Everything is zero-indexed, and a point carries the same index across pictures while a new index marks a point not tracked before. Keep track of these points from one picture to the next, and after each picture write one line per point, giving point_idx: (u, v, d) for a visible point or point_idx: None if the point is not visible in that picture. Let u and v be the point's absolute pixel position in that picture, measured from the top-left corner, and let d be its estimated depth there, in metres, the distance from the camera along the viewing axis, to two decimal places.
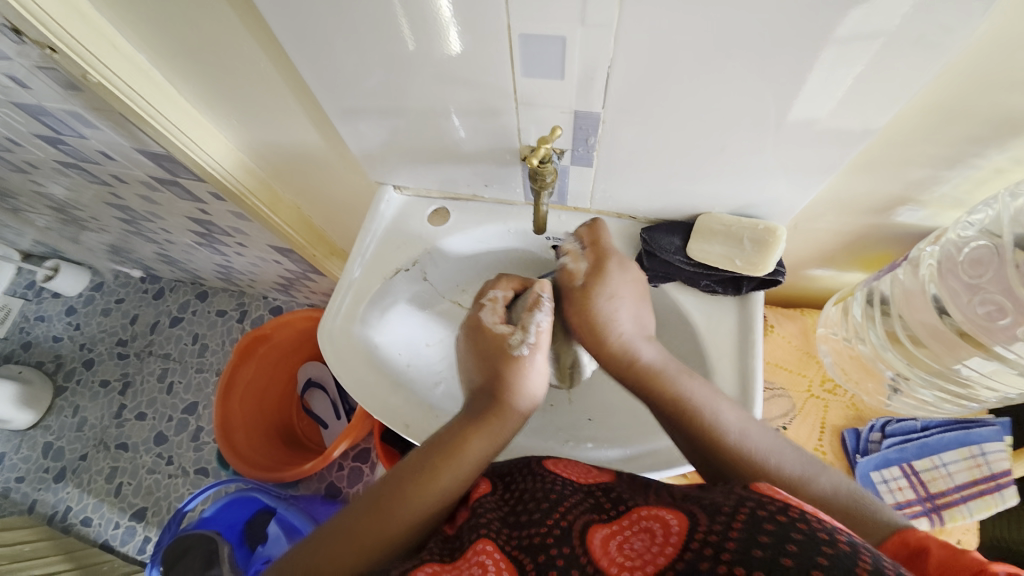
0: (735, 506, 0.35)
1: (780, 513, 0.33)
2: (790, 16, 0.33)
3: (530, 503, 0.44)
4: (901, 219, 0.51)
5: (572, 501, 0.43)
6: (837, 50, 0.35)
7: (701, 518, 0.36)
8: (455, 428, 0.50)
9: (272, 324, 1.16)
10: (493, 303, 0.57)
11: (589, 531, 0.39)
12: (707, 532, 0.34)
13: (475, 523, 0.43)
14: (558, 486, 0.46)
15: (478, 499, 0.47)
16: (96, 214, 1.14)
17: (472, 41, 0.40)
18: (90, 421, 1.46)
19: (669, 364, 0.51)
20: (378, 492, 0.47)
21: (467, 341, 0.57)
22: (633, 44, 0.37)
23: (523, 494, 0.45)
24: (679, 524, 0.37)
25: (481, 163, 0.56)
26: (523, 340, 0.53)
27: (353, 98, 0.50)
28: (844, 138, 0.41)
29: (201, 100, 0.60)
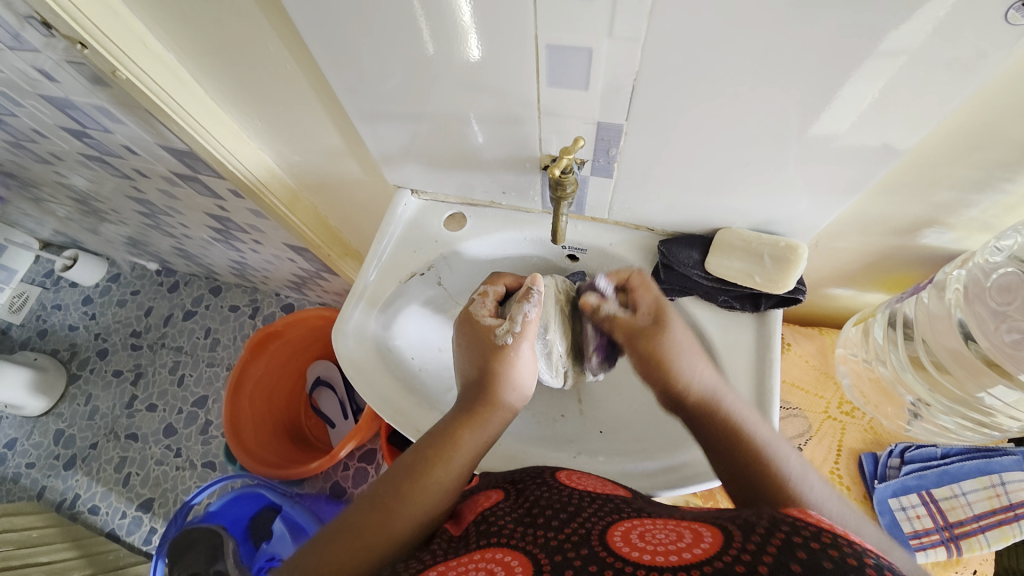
0: (769, 527, 0.34)
1: (813, 538, 0.32)
2: (821, 33, 0.33)
3: (547, 509, 0.43)
4: (926, 241, 0.50)
5: (590, 509, 0.42)
6: (867, 68, 0.34)
7: (734, 534, 0.35)
8: (447, 423, 0.49)
9: (285, 321, 1.17)
10: (483, 297, 0.57)
11: (613, 532, 0.39)
12: (743, 543, 0.33)
13: (488, 530, 0.43)
14: (573, 497, 0.45)
15: (490, 507, 0.47)
16: (116, 206, 1.16)
17: (497, 49, 0.40)
18: (101, 410, 1.48)
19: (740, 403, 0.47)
20: (375, 492, 0.46)
21: (460, 335, 0.56)
22: (659, 57, 0.37)
23: (539, 500, 0.45)
24: (710, 538, 0.35)
25: (500, 171, 0.56)
26: (508, 329, 0.52)
27: (375, 102, 0.50)
28: (872, 158, 0.40)
29: (225, 98, 0.61)
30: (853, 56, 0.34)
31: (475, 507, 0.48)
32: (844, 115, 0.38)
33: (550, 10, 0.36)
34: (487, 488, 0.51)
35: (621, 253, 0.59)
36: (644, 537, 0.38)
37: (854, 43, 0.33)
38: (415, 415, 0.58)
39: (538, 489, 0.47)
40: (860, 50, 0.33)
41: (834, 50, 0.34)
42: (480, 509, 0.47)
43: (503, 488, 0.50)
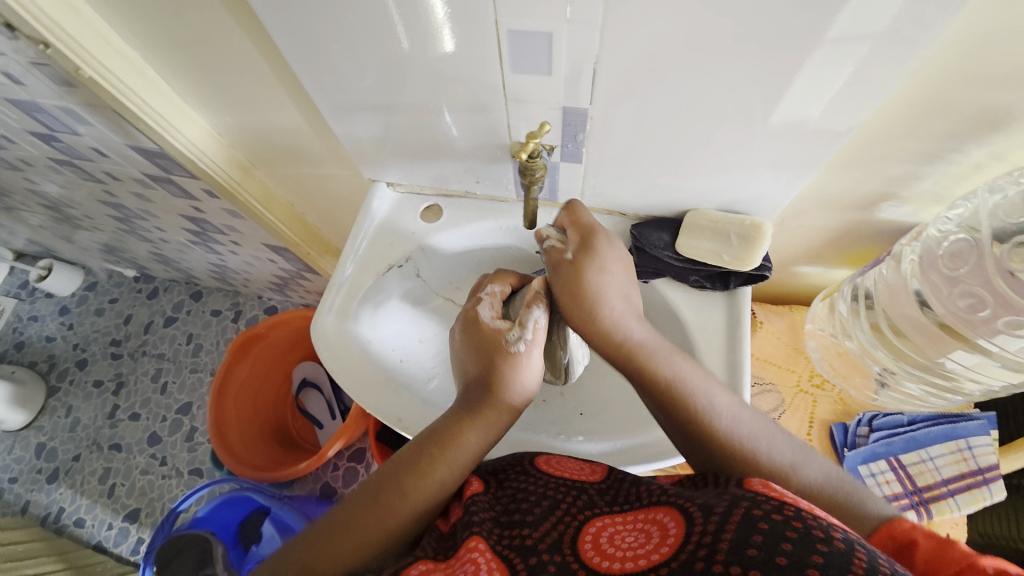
0: (728, 506, 0.36)
1: (775, 513, 0.34)
2: (769, 13, 0.34)
3: (524, 503, 0.44)
4: (884, 215, 0.51)
5: (567, 501, 0.44)
6: (816, 48, 0.36)
7: (697, 515, 0.36)
8: (452, 419, 0.49)
9: (267, 323, 1.16)
10: (491, 297, 0.56)
11: (584, 537, 0.40)
12: (704, 528, 0.35)
13: (468, 521, 0.43)
14: (551, 486, 0.46)
15: (470, 497, 0.46)
16: (90, 212, 1.14)
17: (461, 38, 0.41)
18: (83, 421, 1.46)
19: (660, 345, 0.49)
20: (369, 487, 0.47)
21: (463, 337, 0.54)
22: (619, 41, 0.38)
23: (516, 493, 0.46)
24: (675, 524, 0.37)
25: (472, 161, 0.56)
26: (519, 336, 0.51)
27: (344, 95, 0.50)
28: (828, 136, 0.42)
29: (194, 96, 0.60)
30: (802, 34, 0.35)
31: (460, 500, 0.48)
32: (793, 100, 0.40)
33: None
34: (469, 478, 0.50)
35: None
36: (613, 542, 0.39)
37: (802, 23, 0.34)
38: (398, 405, 0.58)
39: (518, 479, 0.48)
40: (807, 29, 0.34)
41: (782, 31, 0.35)
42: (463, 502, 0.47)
43: (483, 480, 0.50)
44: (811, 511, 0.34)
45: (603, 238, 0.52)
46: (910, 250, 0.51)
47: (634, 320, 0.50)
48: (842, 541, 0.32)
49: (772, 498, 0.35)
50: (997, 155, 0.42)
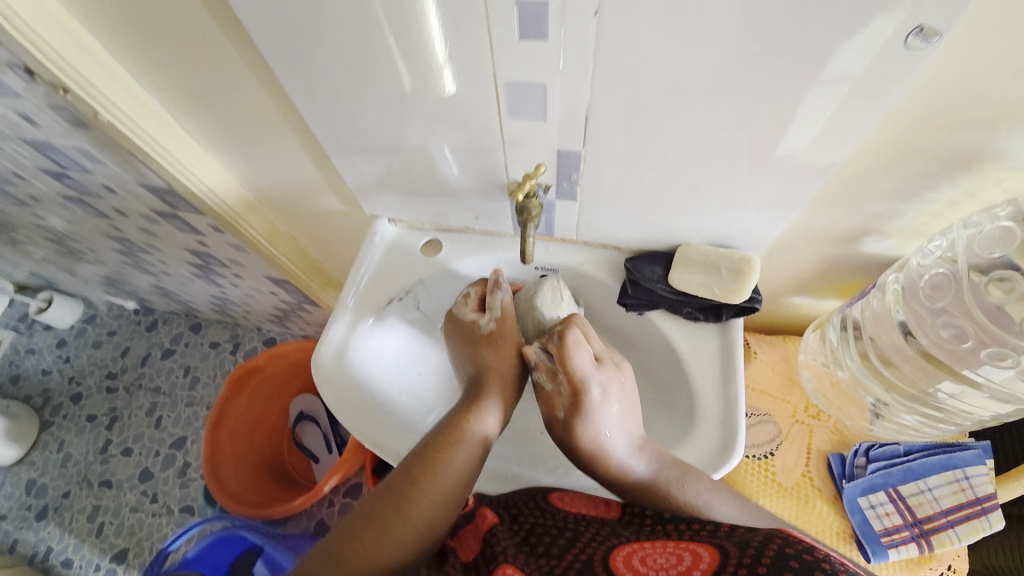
0: (763, 541, 0.37)
1: (807, 552, 0.34)
2: (745, 63, 0.37)
3: (543, 537, 0.48)
4: (867, 249, 0.53)
5: (586, 534, 0.48)
6: (793, 95, 0.38)
7: (732, 548, 0.37)
8: (454, 413, 0.54)
9: (266, 354, 1.16)
10: (466, 298, 0.61)
11: (614, 556, 0.43)
12: (742, 557, 0.36)
13: (493, 553, 0.46)
14: (566, 522, 0.50)
15: (490, 530, 0.50)
16: (95, 246, 1.16)
17: (463, 86, 0.44)
18: (74, 456, 1.43)
19: (663, 471, 0.51)
20: (389, 488, 0.49)
21: (450, 333, 0.62)
22: (608, 90, 0.40)
23: (534, 527, 0.49)
24: (710, 556, 0.38)
25: (471, 199, 0.59)
26: (490, 320, 0.59)
27: (351, 137, 0.53)
28: (811, 173, 0.44)
29: (206, 139, 0.63)
30: (779, 83, 0.38)
31: (476, 531, 0.51)
32: (775, 144, 0.42)
33: (505, 50, 0.39)
34: (482, 509, 0.54)
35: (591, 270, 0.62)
36: (645, 562, 0.41)
37: (778, 73, 0.37)
38: (397, 438, 0.58)
39: (530, 511, 0.52)
40: (784, 76, 0.37)
41: (760, 83, 0.38)
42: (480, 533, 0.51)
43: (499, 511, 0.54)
44: (841, 559, 0.35)
45: (578, 334, 0.51)
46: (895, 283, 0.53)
47: (637, 457, 0.51)
48: (849, 573, 0.34)
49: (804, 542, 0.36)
50: (971, 193, 0.44)
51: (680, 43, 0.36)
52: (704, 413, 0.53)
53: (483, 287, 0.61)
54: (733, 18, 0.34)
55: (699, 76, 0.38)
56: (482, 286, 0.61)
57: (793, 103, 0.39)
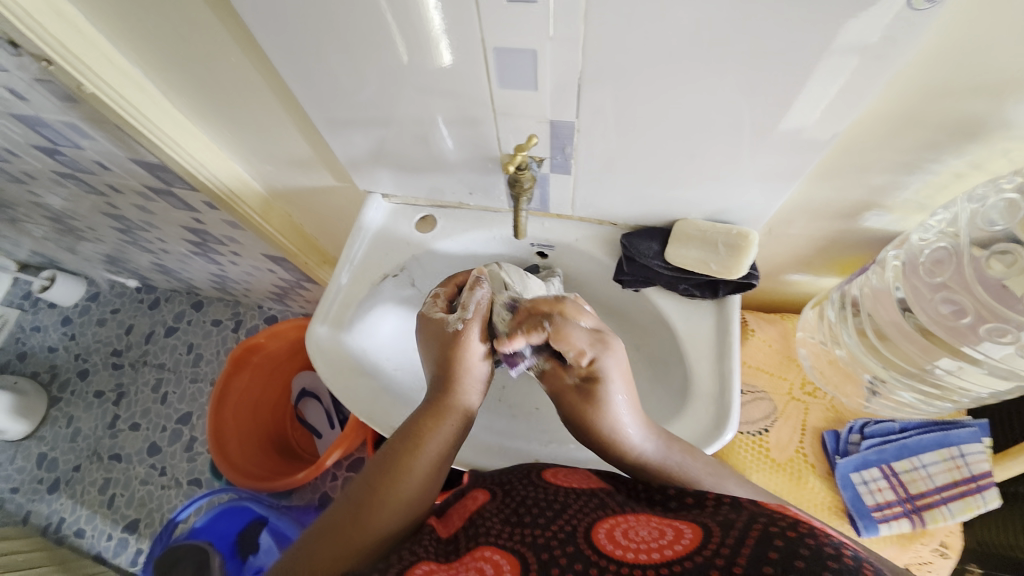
0: (746, 523, 0.36)
1: (790, 530, 0.34)
2: (745, 26, 0.35)
3: (534, 508, 0.44)
4: (868, 224, 0.52)
5: (576, 505, 0.44)
6: (800, 59, 0.36)
7: (714, 531, 0.37)
8: (419, 414, 0.52)
9: (265, 333, 1.18)
10: (434, 299, 0.57)
11: (598, 529, 0.40)
12: (720, 546, 0.34)
13: (475, 532, 0.44)
14: (559, 495, 0.46)
15: (478, 509, 0.47)
16: (93, 224, 1.16)
17: (450, 53, 0.41)
18: (83, 431, 1.46)
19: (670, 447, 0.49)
20: (357, 492, 0.48)
21: (420, 336, 0.57)
22: (601, 57, 0.38)
23: (524, 500, 0.45)
24: (692, 534, 0.37)
25: (465, 172, 0.57)
26: (461, 316, 0.54)
27: (340, 110, 0.52)
28: (811, 146, 0.43)
29: (196, 112, 0.62)
30: (783, 49, 0.36)
31: (463, 511, 0.48)
32: (775, 115, 0.41)
33: (496, 15, 0.37)
34: (474, 489, 0.51)
35: (588, 247, 0.61)
36: (626, 535, 0.39)
37: (784, 32, 0.35)
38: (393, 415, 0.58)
39: (526, 490, 0.48)
40: (792, 36, 0.35)
41: (769, 47, 0.36)
42: (468, 515, 0.47)
43: (489, 488, 0.50)
44: (821, 530, 0.35)
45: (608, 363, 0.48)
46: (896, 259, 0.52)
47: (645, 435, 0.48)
48: (850, 558, 0.32)
49: (786, 517, 0.36)
50: (978, 164, 0.42)
51: (679, 5, 0.34)
52: (699, 390, 0.53)
53: (453, 288, 0.58)
54: None
55: (698, 42, 0.36)
56: (451, 287, 0.58)
57: (806, 68, 0.37)
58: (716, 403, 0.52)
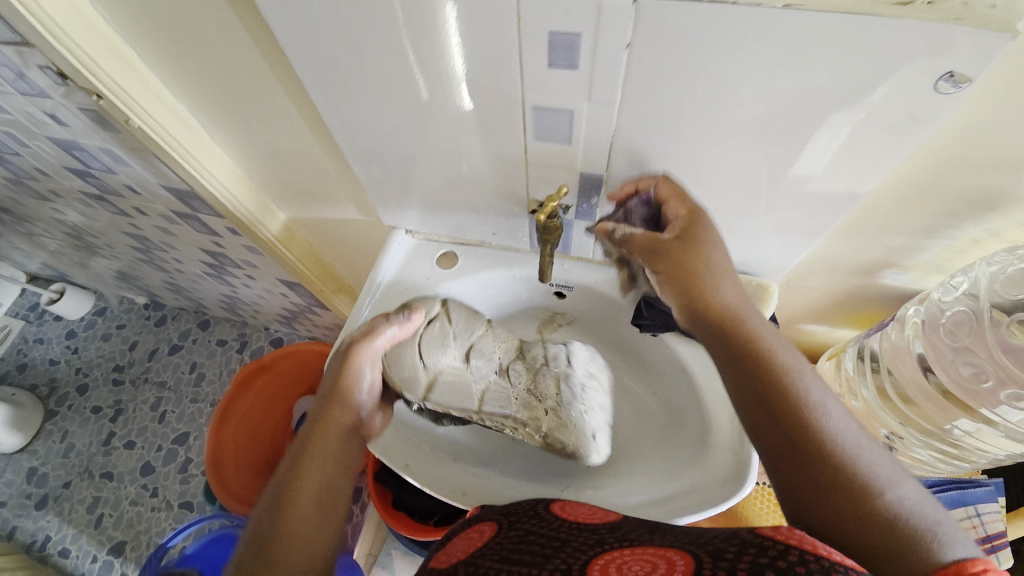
0: (739, 550, 0.33)
1: (782, 558, 0.31)
2: (777, 98, 0.37)
3: (535, 541, 0.41)
4: (887, 281, 0.53)
5: (576, 540, 0.40)
6: (828, 127, 0.38)
7: (706, 560, 0.33)
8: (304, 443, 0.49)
9: (274, 354, 1.22)
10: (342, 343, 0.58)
11: (593, 564, 0.36)
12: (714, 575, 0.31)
13: (477, 557, 0.40)
14: (562, 530, 0.43)
15: (482, 540, 0.43)
16: (111, 241, 1.17)
17: (487, 106, 0.43)
18: (77, 447, 1.44)
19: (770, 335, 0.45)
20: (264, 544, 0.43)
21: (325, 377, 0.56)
22: (635, 119, 0.40)
23: (528, 534, 0.42)
24: (685, 565, 0.34)
25: (490, 213, 0.59)
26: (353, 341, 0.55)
27: (377, 152, 0.53)
28: (834, 204, 0.44)
29: (233, 145, 0.64)
30: (813, 117, 0.37)
31: (468, 542, 0.44)
32: (801, 177, 0.42)
33: (537, 77, 0.38)
34: (480, 522, 0.47)
35: (606, 290, 0.62)
36: (620, 571, 0.35)
37: (817, 104, 0.36)
38: (406, 449, 0.56)
39: (531, 526, 0.44)
40: (823, 107, 0.36)
41: (799, 117, 0.38)
42: (472, 544, 0.43)
43: (496, 521, 0.47)
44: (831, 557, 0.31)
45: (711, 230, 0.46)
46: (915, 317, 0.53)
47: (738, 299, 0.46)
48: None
49: (779, 543, 0.33)
50: (995, 233, 0.44)
51: (717, 77, 0.36)
52: (716, 438, 0.53)
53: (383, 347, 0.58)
54: (770, 53, 0.34)
55: (730, 109, 0.38)
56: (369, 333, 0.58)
57: (836, 135, 0.38)
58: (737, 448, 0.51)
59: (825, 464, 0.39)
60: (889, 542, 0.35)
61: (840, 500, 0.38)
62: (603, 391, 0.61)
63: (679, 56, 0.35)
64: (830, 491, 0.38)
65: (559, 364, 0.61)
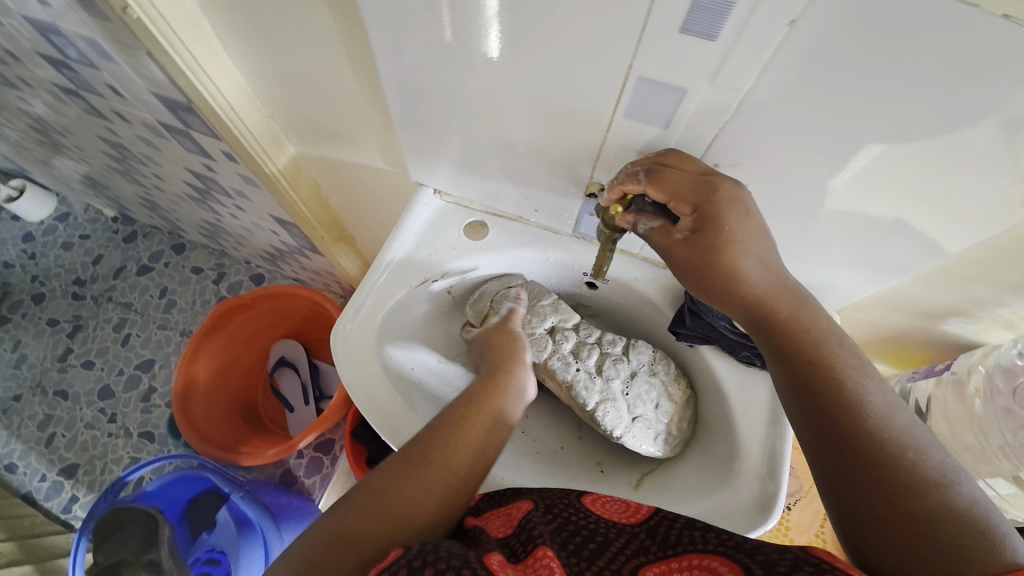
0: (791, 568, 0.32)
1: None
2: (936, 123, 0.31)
3: (581, 532, 0.41)
4: (949, 328, 0.51)
5: (620, 543, 0.40)
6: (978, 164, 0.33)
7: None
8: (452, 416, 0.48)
9: (253, 294, 1.11)
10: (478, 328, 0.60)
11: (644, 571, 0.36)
12: None
13: (529, 534, 0.40)
14: (602, 526, 0.42)
15: (524, 514, 0.43)
16: (82, 144, 1.04)
17: (578, 68, 0.36)
18: (29, 360, 1.34)
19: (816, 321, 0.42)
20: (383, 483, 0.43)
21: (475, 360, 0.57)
22: (755, 115, 0.34)
23: (571, 522, 0.42)
24: None
25: (538, 189, 0.53)
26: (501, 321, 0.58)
27: (430, 100, 0.46)
28: (938, 246, 0.40)
29: (248, 61, 0.53)
30: (965, 152, 0.32)
31: (507, 517, 0.44)
32: (915, 214, 0.38)
33: (657, 43, 0.32)
34: (518, 498, 0.47)
35: (646, 290, 0.57)
36: None
37: (977, 139, 0.31)
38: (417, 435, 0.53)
39: (569, 510, 0.44)
40: (983, 141, 0.31)
41: (950, 147, 0.32)
42: (515, 520, 0.43)
43: (531, 499, 0.47)
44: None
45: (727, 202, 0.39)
46: (979, 372, 0.51)
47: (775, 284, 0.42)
48: None
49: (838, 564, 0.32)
50: None
51: (875, 86, 0.30)
52: (745, 465, 0.50)
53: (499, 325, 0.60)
54: (952, 69, 0.28)
55: (871, 125, 0.33)
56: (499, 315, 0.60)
57: (980, 178, 0.33)
58: (763, 478, 0.49)
59: (881, 471, 0.35)
60: (948, 554, 0.30)
61: (895, 509, 0.33)
62: (664, 390, 0.57)
63: (843, 52, 0.29)
64: (886, 501, 0.34)
65: (612, 347, 0.58)
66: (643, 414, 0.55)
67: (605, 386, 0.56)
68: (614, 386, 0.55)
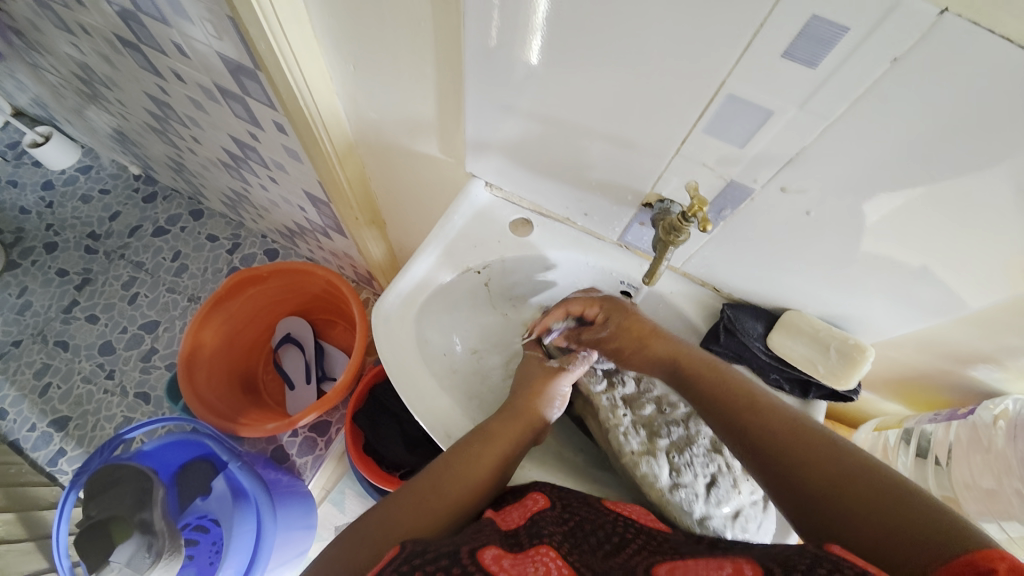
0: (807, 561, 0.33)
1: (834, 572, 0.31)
2: (1012, 178, 0.33)
3: (594, 536, 0.43)
4: (975, 374, 0.53)
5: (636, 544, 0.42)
6: None
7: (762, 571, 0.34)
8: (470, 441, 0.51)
9: (270, 267, 1.11)
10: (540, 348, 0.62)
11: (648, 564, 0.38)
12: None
13: (538, 530, 0.42)
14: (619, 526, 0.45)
15: (539, 512, 0.46)
16: (125, 99, 1.05)
17: (667, 84, 0.38)
18: (34, 307, 1.34)
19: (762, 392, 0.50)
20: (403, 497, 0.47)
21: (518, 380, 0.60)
22: (836, 148, 0.36)
23: (585, 524, 0.45)
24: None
25: (593, 194, 0.54)
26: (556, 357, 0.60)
27: (509, 96, 0.47)
28: (991, 292, 0.41)
29: (329, 36, 0.54)
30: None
31: (524, 510, 0.46)
32: (950, 265, 0.40)
33: (756, 65, 0.33)
34: (533, 492, 0.49)
35: (681, 305, 0.59)
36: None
37: None
38: (448, 418, 0.54)
39: (585, 513, 0.46)
40: None
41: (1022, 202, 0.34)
42: (530, 514, 0.45)
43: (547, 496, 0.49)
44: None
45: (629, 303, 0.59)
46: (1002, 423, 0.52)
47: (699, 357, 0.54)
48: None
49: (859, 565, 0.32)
50: None
51: (957, 133, 0.32)
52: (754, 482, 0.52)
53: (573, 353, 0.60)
54: None
55: (952, 173, 0.34)
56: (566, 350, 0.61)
57: None
58: None
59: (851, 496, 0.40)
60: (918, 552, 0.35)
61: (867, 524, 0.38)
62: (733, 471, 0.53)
63: (937, 96, 0.30)
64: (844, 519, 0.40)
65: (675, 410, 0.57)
66: (688, 482, 0.51)
67: (656, 444, 0.54)
68: (664, 444, 0.54)
